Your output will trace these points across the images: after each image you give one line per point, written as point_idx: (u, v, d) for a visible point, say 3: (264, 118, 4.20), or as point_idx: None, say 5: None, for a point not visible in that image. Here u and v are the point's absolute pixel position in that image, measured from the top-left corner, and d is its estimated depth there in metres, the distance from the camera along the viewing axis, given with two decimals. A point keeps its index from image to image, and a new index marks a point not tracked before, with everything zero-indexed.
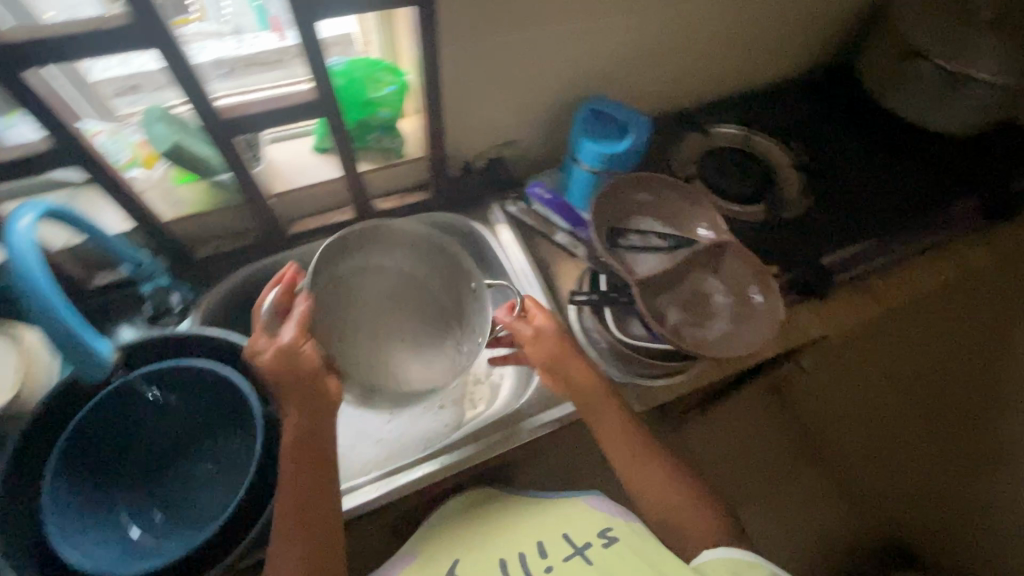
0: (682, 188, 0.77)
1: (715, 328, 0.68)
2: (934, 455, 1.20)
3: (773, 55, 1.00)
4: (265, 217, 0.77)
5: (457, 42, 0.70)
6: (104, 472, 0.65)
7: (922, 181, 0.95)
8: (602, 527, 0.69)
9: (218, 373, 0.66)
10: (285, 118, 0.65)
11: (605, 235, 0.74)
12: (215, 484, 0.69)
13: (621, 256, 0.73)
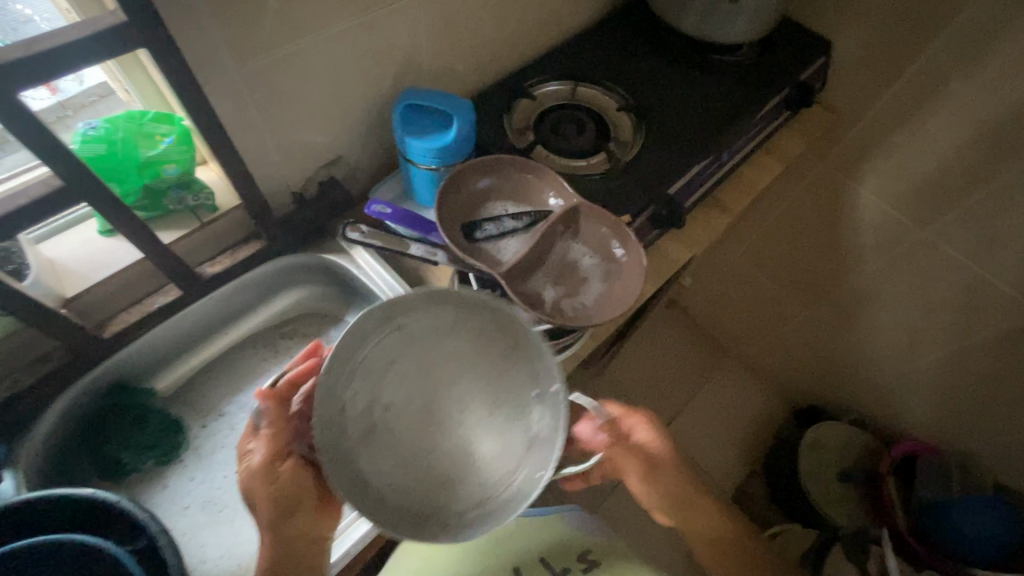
0: (519, 164, 0.75)
1: (591, 292, 0.69)
2: (805, 327, 1.48)
3: (572, 2, 1.00)
4: (61, 330, 0.64)
5: (223, 70, 0.61)
6: None
7: (734, 86, 1.02)
8: (582, 549, 0.79)
9: (70, 539, 0.52)
10: (33, 216, 0.53)
11: (460, 233, 0.73)
12: None
13: (482, 250, 0.71)
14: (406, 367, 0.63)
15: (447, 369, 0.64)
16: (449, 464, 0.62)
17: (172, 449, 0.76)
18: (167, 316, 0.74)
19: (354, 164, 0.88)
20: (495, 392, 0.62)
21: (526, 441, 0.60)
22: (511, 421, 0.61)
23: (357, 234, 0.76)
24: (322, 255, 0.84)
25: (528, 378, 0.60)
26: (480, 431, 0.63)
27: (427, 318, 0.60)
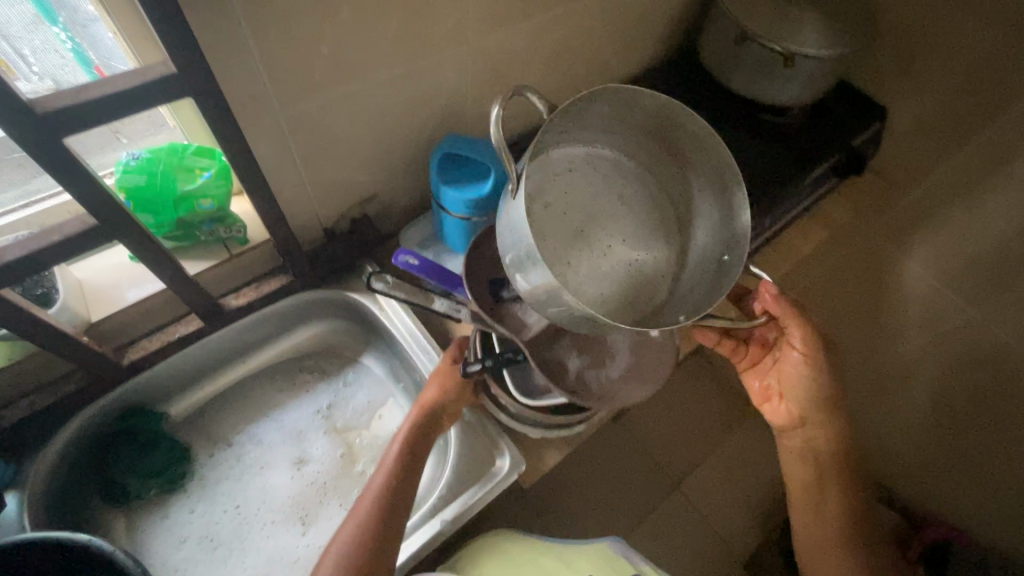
0: None
1: (617, 365, 0.66)
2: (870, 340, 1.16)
3: (622, 53, 0.98)
4: (81, 356, 0.64)
5: (268, 113, 0.61)
6: None
7: (781, 148, 0.98)
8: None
9: None
10: (67, 251, 0.53)
11: (487, 292, 0.70)
12: None
13: (507, 312, 0.69)
14: (575, 184, 0.64)
15: (600, 198, 0.65)
16: (616, 271, 0.65)
17: (177, 480, 0.75)
18: (186, 346, 0.74)
19: (387, 202, 0.87)
20: (643, 215, 0.67)
21: (722, 216, 0.63)
22: (702, 201, 0.64)
23: (382, 284, 0.72)
24: (346, 292, 0.83)
25: (715, 166, 0.60)
26: (622, 250, 0.65)
27: (581, 152, 0.64)
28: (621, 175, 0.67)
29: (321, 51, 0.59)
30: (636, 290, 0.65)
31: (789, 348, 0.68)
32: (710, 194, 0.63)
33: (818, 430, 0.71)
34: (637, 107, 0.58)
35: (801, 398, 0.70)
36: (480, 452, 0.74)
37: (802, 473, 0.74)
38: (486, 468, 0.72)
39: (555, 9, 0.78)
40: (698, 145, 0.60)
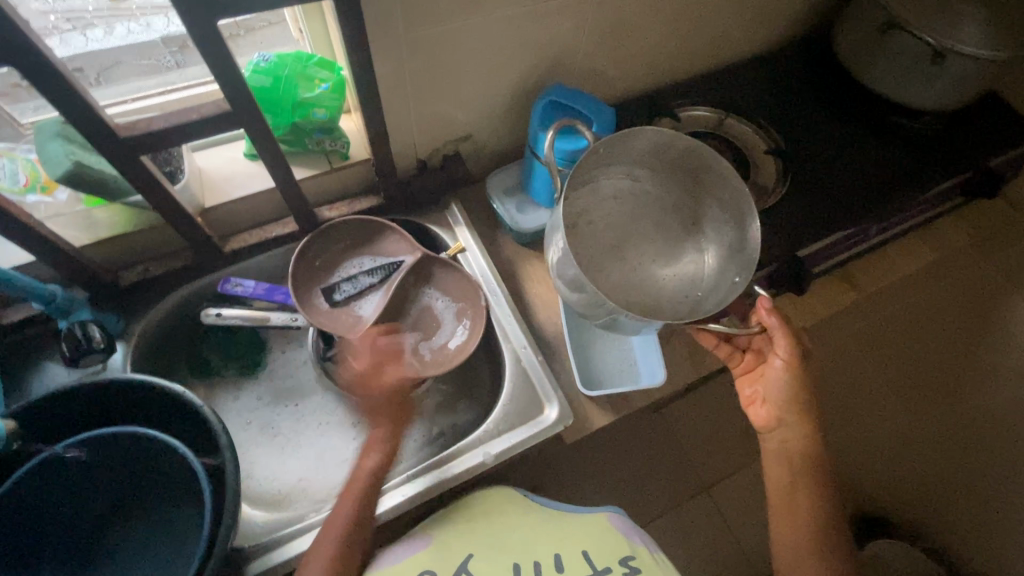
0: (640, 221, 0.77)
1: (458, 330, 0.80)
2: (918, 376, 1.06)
3: (746, 28, 0.93)
4: (192, 236, 0.70)
5: (393, 33, 0.63)
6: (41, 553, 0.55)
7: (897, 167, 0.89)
8: (622, 554, 0.61)
9: (137, 434, 0.54)
10: (199, 131, 0.57)
11: (321, 298, 0.78)
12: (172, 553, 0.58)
13: (343, 311, 0.78)
14: (618, 210, 0.70)
15: (640, 218, 0.70)
16: (642, 287, 0.69)
17: (252, 367, 0.81)
18: (279, 247, 0.79)
19: (479, 144, 0.88)
20: (673, 232, 0.71)
21: (735, 246, 0.66)
22: (724, 231, 0.67)
23: (215, 315, 0.75)
24: (427, 224, 0.85)
25: (733, 200, 0.64)
26: (657, 271, 0.70)
27: (622, 180, 0.69)
28: (655, 200, 0.70)
29: None
30: (656, 304, 0.67)
31: (772, 358, 0.68)
32: (731, 225, 0.66)
33: (795, 434, 0.68)
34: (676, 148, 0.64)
35: (777, 401, 0.68)
36: (530, 398, 0.75)
37: (778, 478, 0.69)
38: (533, 414, 0.74)
39: None
40: (721, 184, 0.64)
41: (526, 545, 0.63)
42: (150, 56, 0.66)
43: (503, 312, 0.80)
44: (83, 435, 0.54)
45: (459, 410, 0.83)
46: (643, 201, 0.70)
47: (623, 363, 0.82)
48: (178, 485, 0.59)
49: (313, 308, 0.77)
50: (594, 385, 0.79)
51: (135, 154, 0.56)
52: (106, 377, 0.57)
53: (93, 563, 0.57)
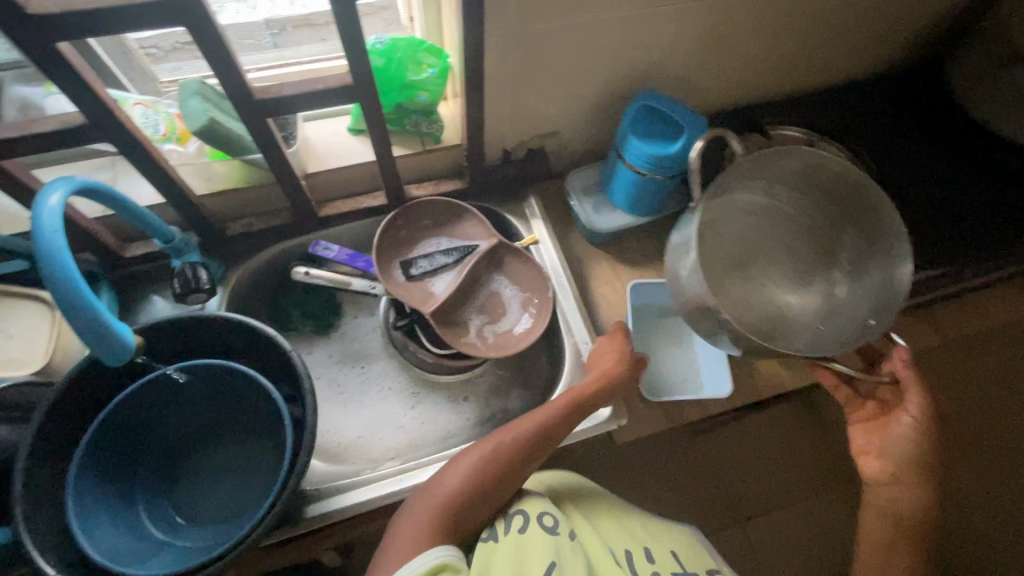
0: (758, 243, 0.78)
1: (523, 320, 0.82)
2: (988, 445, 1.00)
3: (852, 52, 0.90)
4: (296, 197, 0.75)
5: (505, 27, 0.66)
6: (141, 462, 0.61)
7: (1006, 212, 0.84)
8: (708, 566, 0.64)
9: (227, 367, 0.59)
10: (320, 100, 0.62)
11: (399, 270, 0.82)
12: (251, 479, 0.64)
13: (417, 285, 0.81)
14: (746, 226, 0.70)
15: (764, 236, 0.71)
16: (767, 307, 0.68)
17: (327, 327, 0.86)
18: (367, 218, 0.83)
19: (564, 142, 0.90)
20: (802, 259, 0.71)
21: (876, 285, 0.64)
22: (867, 269, 0.66)
23: (303, 273, 0.81)
24: (505, 213, 0.88)
25: (875, 228, 0.64)
26: (783, 295, 0.69)
27: (754, 196, 0.69)
28: (776, 218, 0.71)
29: None
30: (782, 324, 0.66)
31: (900, 412, 0.64)
32: (876, 265, 0.64)
33: (908, 496, 0.64)
34: (825, 171, 0.64)
35: (894, 459, 0.64)
36: None
37: (875, 533, 0.66)
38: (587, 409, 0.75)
39: None
40: (872, 216, 0.63)
41: (631, 536, 0.64)
42: (253, 35, 0.71)
43: (569, 305, 0.82)
44: (190, 363, 0.59)
45: (513, 396, 0.85)
46: (768, 219, 0.71)
47: (685, 374, 0.82)
48: (256, 420, 0.65)
49: (390, 278, 0.81)
50: (653, 389, 0.79)
51: (263, 115, 0.61)
52: (209, 313, 0.63)
53: (177, 479, 0.64)
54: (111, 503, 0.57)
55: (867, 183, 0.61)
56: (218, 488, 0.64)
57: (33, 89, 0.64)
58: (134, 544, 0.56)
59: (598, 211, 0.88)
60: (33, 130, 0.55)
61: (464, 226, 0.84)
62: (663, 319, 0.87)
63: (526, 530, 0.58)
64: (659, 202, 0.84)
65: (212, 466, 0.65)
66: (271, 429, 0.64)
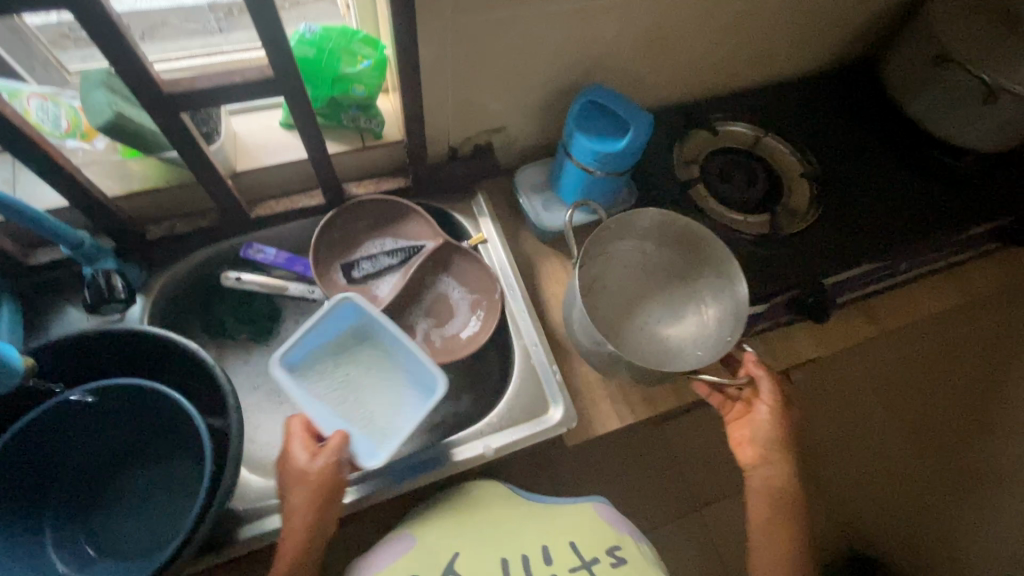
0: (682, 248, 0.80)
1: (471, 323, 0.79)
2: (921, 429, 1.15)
3: (794, 48, 0.91)
4: (223, 198, 0.70)
5: (441, 18, 0.63)
6: (51, 488, 0.56)
7: (916, 219, 0.86)
8: (609, 543, 0.61)
9: (140, 386, 0.54)
10: (238, 94, 0.57)
11: (339, 273, 0.78)
12: (179, 499, 0.60)
13: (360, 289, 0.78)
14: (630, 274, 0.83)
15: (648, 281, 0.83)
16: (655, 342, 0.80)
17: (265, 334, 0.82)
18: (304, 218, 0.79)
19: (511, 137, 0.88)
20: (673, 292, 0.82)
21: (732, 309, 0.75)
22: (686, 303, 0.81)
23: (234, 279, 0.76)
24: (452, 211, 0.85)
25: (723, 269, 0.75)
26: (662, 329, 0.81)
27: (634, 248, 0.82)
28: (654, 264, 0.83)
29: None
30: (665, 356, 0.78)
31: (756, 401, 0.72)
32: (710, 295, 0.79)
33: (777, 470, 0.70)
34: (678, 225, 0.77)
35: (763, 443, 0.71)
36: (535, 395, 0.75)
37: (763, 512, 0.71)
38: (535, 412, 0.73)
39: None
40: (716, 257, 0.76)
41: (511, 540, 0.63)
42: (196, 19, 0.68)
43: (517, 307, 0.80)
44: (97, 384, 0.53)
45: (462, 401, 0.83)
46: (645, 263, 0.84)
47: (393, 417, 0.70)
48: (184, 437, 0.60)
49: (330, 282, 0.77)
50: (382, 445, 0.67)
51: (175, 110, 0.56)
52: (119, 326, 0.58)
53: (94, 505, 0.59)
54: (17, 538, 0.52)
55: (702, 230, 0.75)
56: (142, 511, 0.59)
57: None
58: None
59: (547, 207, 0.87)
60: None
61: (408, 226, 0.81)
62: (358, 343, 0.74)
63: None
64: (608, 197, 0.83)
65: (134, 488, 0.60)
66: (199, 445, 0.60)
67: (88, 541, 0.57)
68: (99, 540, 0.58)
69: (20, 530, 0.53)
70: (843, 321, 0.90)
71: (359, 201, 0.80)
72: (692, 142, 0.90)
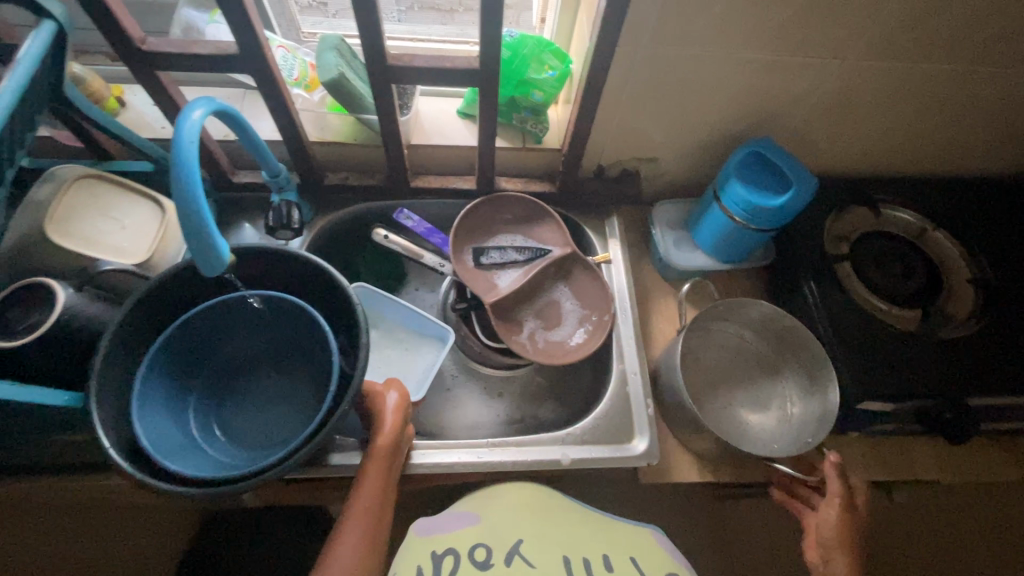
0: (779, 358, 0.81)
1: (577, 334, 0.81)
2: None
3: (989, 145, 0.85)
4: (397, 163, 0.78)
5: (639, 47, 0.66)
6: (199, 370, 0.65)
7: None
8: (666, 570, 0.62)
9: (295, 303, 0.62)
10: (446, 78, 0.64)
11: (470, 255, 0.83)
12: (291, 415, 0.66)
13: (485, 273, 0.82)
14: (720, 351, 0.84)
15: (736, 365, 0.83)
16: (729, 425, 0.79)
17: (389, 292, 0.89)
18: (454, 199, 0.85)
19: (660, 170, 0.89)
20: (754, 381, 0.82)
21: (815, 413, 0.75)
22: (770, 396, 0.81)
23: (383, 236, 0.82)
24: (585, 226, 0.88)
25: (814, 369, 0.76)
26: (743, 414, 0.80)
27: (729, 329, 0.84)
28: (747, 350, 0.84)
29: (713, 8, 0.61)
30: (739, 438, 0.77)
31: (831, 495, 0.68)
32: (795, 394, 0.79)
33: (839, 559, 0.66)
34: (778, 322, 0.79)
35: (829, 539, 0.67)
36: (623, 423, 0.74)
37: None
38: (620, 438, 0.73)
39: (953, 65, 0.70)
40: (806, 358, 0.77)
41: (572, 537, 0.64)
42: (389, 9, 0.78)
43: (626, 332, 0.80)
44: (270, 294, 0.62)
45: (546, 406, 0.85)
46: (736, 344, 0.84)
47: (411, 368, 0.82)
48: (309, 361, 0.67)
49: (461, 260, 0.82)
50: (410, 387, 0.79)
51: (392, 81, 0.64)
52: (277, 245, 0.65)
53: (225, 395, 0.67)
54: (170, 401, 0.61)
55: (797, 328, 0.76)
56: (259, 413, 0.67)
57: (198, 15, 0.67)
58: (180, 443, 0.60)
59: (676, 246, 0.87)
60: (193, 51, 0.60)
61: (542, 229, 0.84)
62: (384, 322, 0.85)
63: (458, 569, 0.60)
64: (744, 251, 0.82)
65: (257, 392, 0.68)
66: (320, 374, 0.66)
67: (212, 424, 0.65)
68: (220, 427, 0.65)
69: (172, 395, 0.62)
70: (981, 452, 0.80)
71: (505, 195, 0.85)
72: (843, 217, 0.86)
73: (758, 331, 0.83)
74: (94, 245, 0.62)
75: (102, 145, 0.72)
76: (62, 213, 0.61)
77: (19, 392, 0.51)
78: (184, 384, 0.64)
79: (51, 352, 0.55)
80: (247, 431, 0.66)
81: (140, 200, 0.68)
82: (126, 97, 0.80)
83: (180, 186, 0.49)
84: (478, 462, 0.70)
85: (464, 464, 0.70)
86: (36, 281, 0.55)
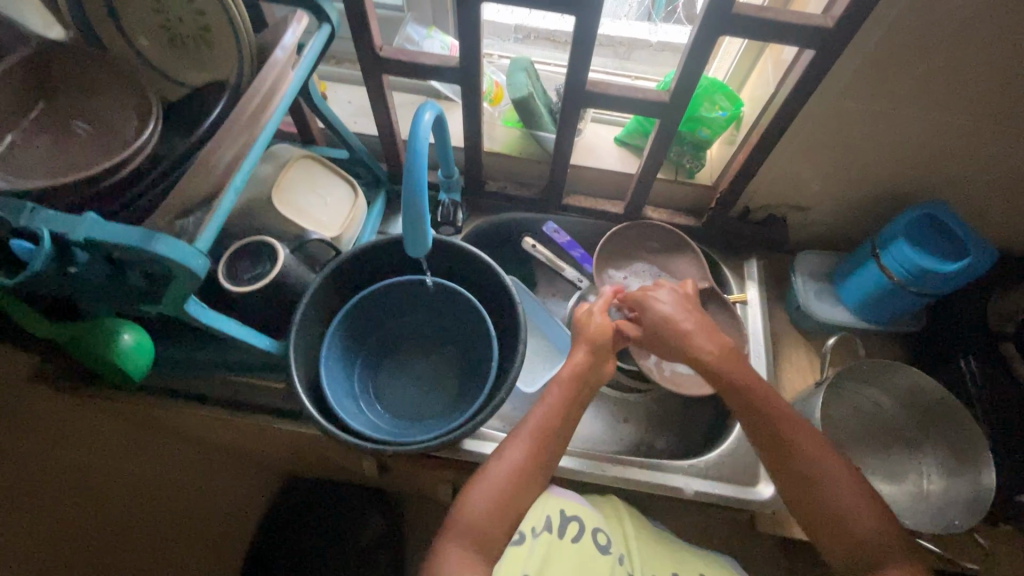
0: (921, 428, 0.77)
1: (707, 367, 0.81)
2: None
3: None
4: (557, 180, 0.84)
5: (825, 98, 0.67)
6: (366, 339, 0.73)
7: None
8: None
9: (460, 294, 0.68)
10: (633, 107, 0.68)
11: (608, 275, 0.86)
12: (437, 394, 0.72)
13: (621, 294, 0.85)
14: (856, 411, 0.80)
15: (870, 428, 0.80)
16: None
17: None
18: (599, 220, 0.89)
19: (809, 220, 0.88)
20: (889, 448, 0.78)
21: (961, 495, 0.70)
22: (904, 468, 0.77)
23: (530, 245, 0.87)
24: (723, 264, 0.88)
25: (963, 447, 0.71)
26: (873, 481, 0.76)
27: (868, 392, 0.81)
28: (886, 415, 0.80)
29: (917, 67, 0.62)
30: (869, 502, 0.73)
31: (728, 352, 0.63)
32: (935, 470, 0.75)
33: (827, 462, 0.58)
34: (929, 394, 0.74)
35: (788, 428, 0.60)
36: (748, 464, 0.73)
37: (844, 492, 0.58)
38: (744, 480, 0.72)
39: None
40: (955, 436, 0.72)
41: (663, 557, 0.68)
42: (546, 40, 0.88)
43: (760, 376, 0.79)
44: (447, 284, 0.69)
45: (663, 435, 0.85)
46: (875, 407, 0.80)
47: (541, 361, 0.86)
48: (468, 355, 0.73)
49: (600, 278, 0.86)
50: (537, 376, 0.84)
51: (581, 105, 0.69)
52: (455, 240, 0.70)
53: (379, 365, 0.74)
54: (342, 362, 0.69)
55: (955, 409, 0.71)
56: (408, 388, 0.73)
57: (416, 30, 0.78)
58: (348, 401, 0.67)
59: (816, 295, 0.85)
60: (419, 61, 0.68)
61: (682, 261, 0.86)
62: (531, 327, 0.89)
63: (580, 537, 0.65)
64: (895, 313, 0.79)
65: (408, 367, 0.74)
66: (473, 363, 0.71)
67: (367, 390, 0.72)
68: (375, 394, 0.72)
69: (346, 356, 0.70)
70: None
71: (650, 223, 0.88)
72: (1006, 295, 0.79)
73: (898, 398, 0.78)
74: (303, 216, 0.71)
75: (311, 132, 0.83)
76: (284, 185, 0.71)
77: (240, 330, 0.59)
78: (354, 349, 0.71)
79: (264, 300, 0.64)
80: (395, 403, 0.72)
81: (340, 184, 0.77)
82: (330, 94, 0.91)
83: (410, 176, 0.55)
84: (600, 475, 0.72)
85: (589, 476, 0.72)
86: (263, 239, 0.64)
